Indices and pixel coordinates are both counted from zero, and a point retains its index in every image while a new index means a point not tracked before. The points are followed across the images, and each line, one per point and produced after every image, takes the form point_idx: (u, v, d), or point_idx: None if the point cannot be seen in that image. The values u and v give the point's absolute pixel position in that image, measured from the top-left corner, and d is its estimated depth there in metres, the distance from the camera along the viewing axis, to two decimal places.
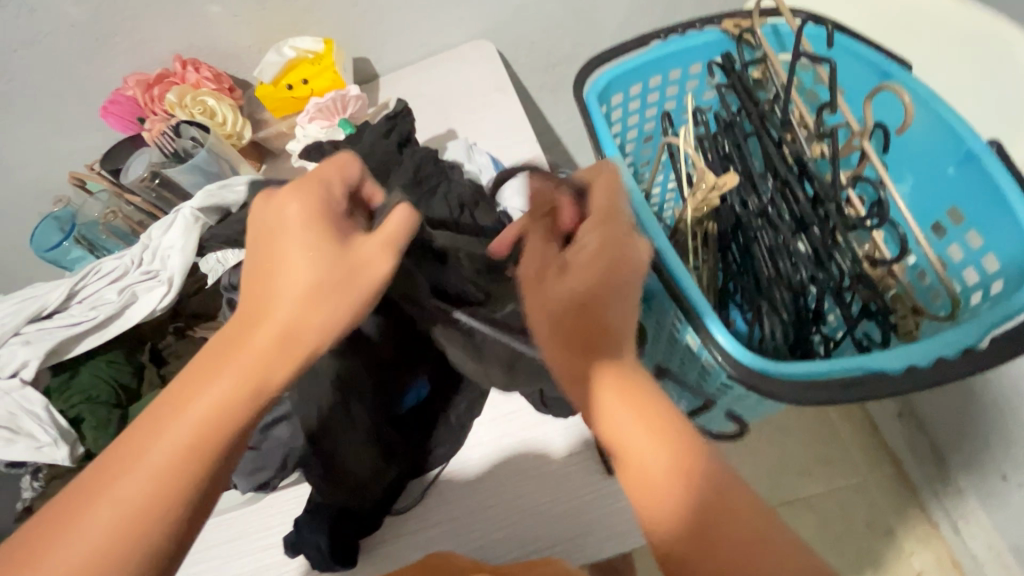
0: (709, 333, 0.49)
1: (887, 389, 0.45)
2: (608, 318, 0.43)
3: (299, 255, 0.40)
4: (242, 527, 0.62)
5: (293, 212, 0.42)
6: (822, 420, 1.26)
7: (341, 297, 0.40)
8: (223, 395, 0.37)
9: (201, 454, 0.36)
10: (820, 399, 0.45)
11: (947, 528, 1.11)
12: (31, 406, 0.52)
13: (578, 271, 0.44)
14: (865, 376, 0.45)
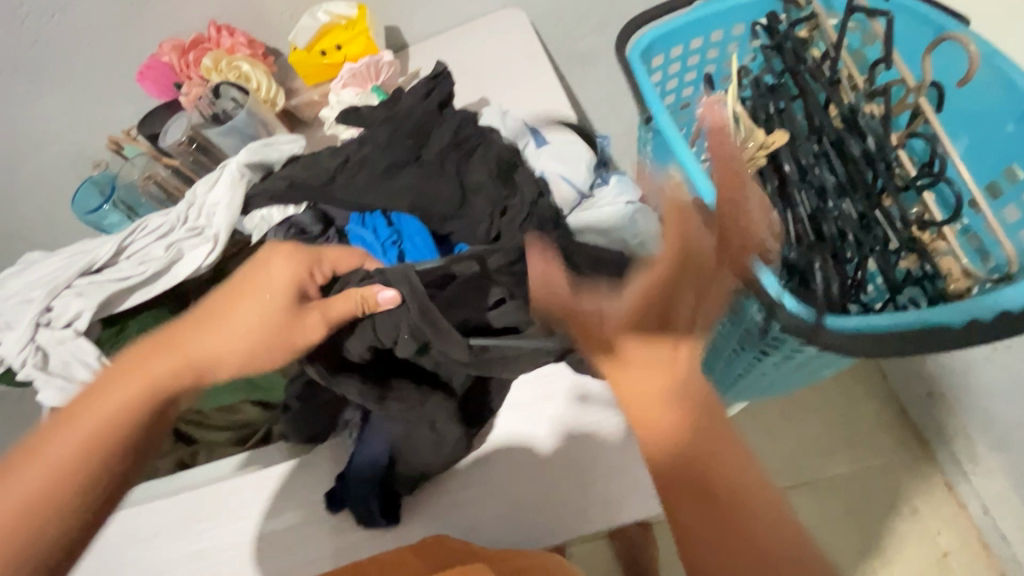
0: (761, 286, 0.50)
1: (942, 341, 0.45)
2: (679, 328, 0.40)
3: (258, 303, 0.48)
4: (206, 509, 0.63)
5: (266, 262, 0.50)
6: (849, 402, 1.24)
7: (282, 345, 0.48)
8: (137, 392, 0.44)
9: (111, 438, 0.43)
10: (871, 350, 0.46)
11: (975, 508, 1.10)
12: (84, 356, 0.53)
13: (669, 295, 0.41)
14: (923, 328, 0.45)
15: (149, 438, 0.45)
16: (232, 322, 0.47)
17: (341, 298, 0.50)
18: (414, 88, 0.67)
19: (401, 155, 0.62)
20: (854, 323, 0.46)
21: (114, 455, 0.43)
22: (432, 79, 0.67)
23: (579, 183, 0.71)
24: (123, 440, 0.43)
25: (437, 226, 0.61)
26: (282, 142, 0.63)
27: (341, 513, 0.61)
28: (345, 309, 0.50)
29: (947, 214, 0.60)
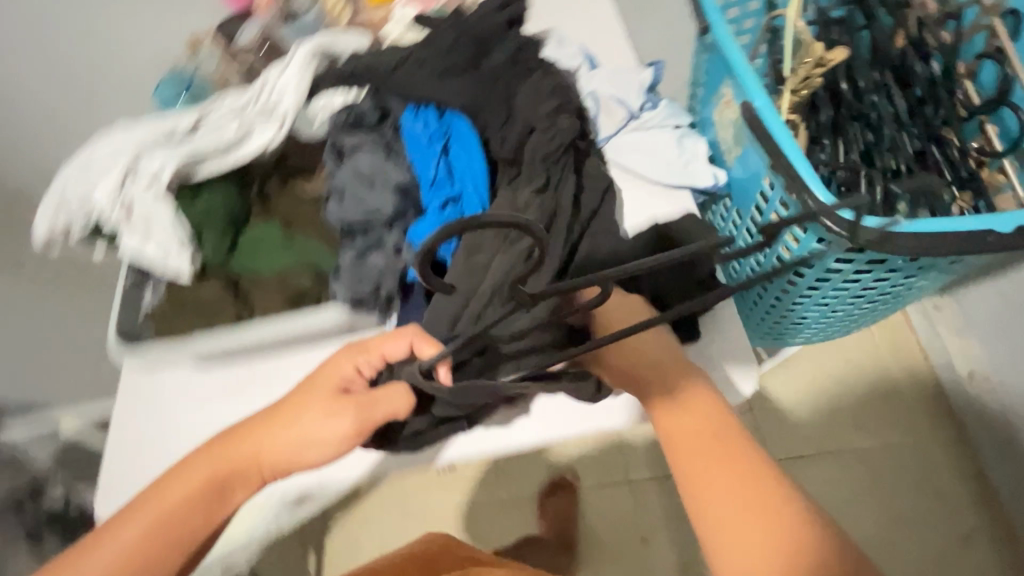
0: (809, 193, 0.50)
1: (977, 248, 0.46)
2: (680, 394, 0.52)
3: (310, 408, 0.53)
4: (240, 382, 0.67)
5: (322, 371, 0.55)
6: (885, 379, 1.21)
7: (323, 450, 0.53)
8: (189, 492, 0.51)
9: (163, 533, 0.50)
10: (908, 249, 0.47)
11: (1005, 493, 1.09)
12: (163, 213, 0.58)
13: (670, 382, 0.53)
14: (960, 235, 0.46)
15: (196, 538, 0.51)
16: (286, 420, 0.54)
17: (385, 396, 0.54)
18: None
19: (460, 62, 0.63)
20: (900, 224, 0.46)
21: (162, 545, 0.50)
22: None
23: (631, 104, 0.71)
24: (179, 531, 0.50)
25: (484, 130, 0.63)
26: (357, 42, 0.68)
27: None
28: (389, 410, 0.54)
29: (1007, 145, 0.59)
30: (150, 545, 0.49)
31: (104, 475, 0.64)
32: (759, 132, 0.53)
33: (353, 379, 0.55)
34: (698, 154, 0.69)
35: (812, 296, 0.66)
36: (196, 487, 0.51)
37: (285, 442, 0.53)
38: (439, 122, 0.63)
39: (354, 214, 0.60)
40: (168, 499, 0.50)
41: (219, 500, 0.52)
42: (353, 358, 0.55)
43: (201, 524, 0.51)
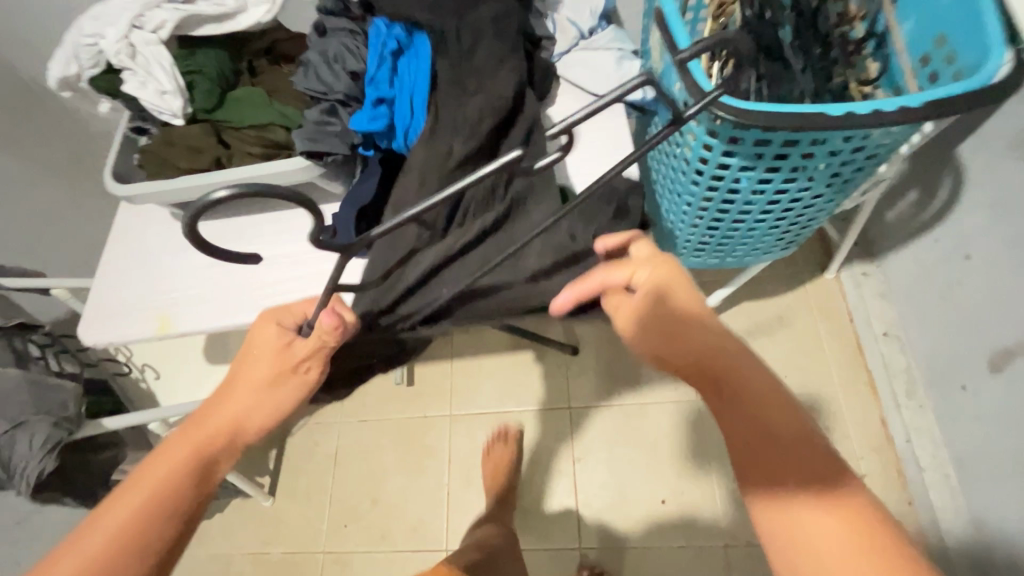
0: (690, 76, 0.59)
1: (820, 123, 0.55)
2: (795, 434, 0.46)
3: (256, 372, 0.57)
4: (223, 233, 0.82)
5: (253, 338, 0.60)
6: (811, 338, 1.33)
7: (284, 401, 0.57)
8: (170, 466, 0.51)
9: (152, 507, 0.48)
10: (761, 123, 0.56)
11: (900, 439, 1.19)
12: (162, 62, 0.69)
13: (776, 413, 0.47)
14: (805, 113, 0.55)
15: (189, 510, 0.51)
16: (232, 393, 0.56)
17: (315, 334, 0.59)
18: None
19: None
20: (751, 103, 0.56)
21: (160, 518, 0.48)
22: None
23: (581, 27, 0.82)
24: (170, 504, 0.49)
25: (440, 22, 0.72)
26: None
27: (324, 259, 0.77)
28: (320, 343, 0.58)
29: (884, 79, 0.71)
30: (148, 514, 0.48)
31: (110, 289, 0.80)
32: (663, 31, 0.63)
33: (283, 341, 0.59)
34: (632, 73, 0.79)
35: (714, 196, 0.76)
36: (161, 482, 0.50)
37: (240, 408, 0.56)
38: (404, 33, 0.71)
39: (314, 85, 0.70)
40: (149, 479, 0.50)
41: (204, 465, 0.52)
42: (270, 329, 0.59)
43: (191, 494, 0.51)
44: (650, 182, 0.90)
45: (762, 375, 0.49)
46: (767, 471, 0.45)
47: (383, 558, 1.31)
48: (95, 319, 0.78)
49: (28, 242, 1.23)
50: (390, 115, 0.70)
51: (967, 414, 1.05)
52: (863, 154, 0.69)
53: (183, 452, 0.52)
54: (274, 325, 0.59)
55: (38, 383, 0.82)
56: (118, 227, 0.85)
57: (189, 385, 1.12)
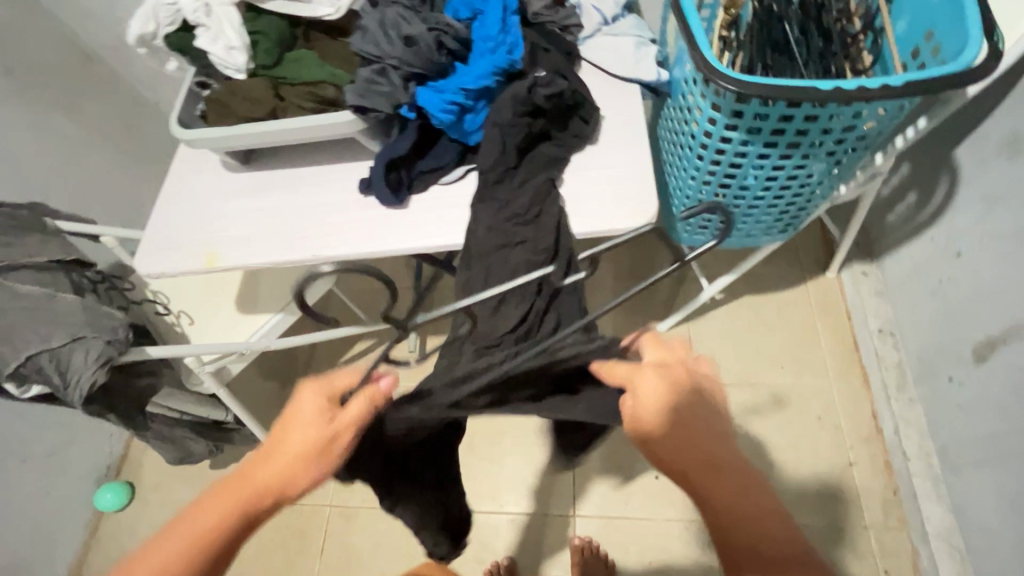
0: (698, 50, 0.66)
1: (811, 95, 0.62)
2: (762, 501, 0.53)
3: (289, 451, 0.53)
4: (268, 181, 0.90)
5: (300, 403, 0.54)
6: (807, 332, 1.38)
7: (310, 483, 0.54)
8: (215, 518, 0.54)
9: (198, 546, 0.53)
10: (760, 92, 0.63)
11: (889, 430, 1.24)
12: (232, 22, 0.78)
13: (744, 482, 0.53)
14: (799, 87, 0.63)
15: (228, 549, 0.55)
16: (268, 462, 0.54)
17: (355, 406, 0.54)
18: (562, 41, 0.87)
19: (512, 135, 0.76)
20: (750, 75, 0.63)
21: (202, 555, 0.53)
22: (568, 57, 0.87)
23: (605, 12, 0.90)
24: (212, 545, 0.54)
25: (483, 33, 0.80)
26: (481, 26, 0.80)
27: (364, 202, 0.85)
28: (358, 414, 0.54)
29: (878, 70, 0.78)
30: (193, 549, 0.53)
31: (163, 225, 0.89)
32: (676, 10, 0.71)
33: (324, 419, 0.54)
34: (649, 55, 0.87)
35: (717, 171, 0.83)
36: (194, 543, 0.53)
37: (271, 480, 0.54)
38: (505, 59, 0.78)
39: (369, 49, 0.77)
40: (197, 523, 0.54)
41: (248, 518, 0.54)
42: (316, 404, 0.54)
43: (229, 538, 0.54)
44: (661, 161, 0.97)
45: (727, 447, 0.54)
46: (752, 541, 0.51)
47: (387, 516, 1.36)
48: (150, 251, 0.87)
49: (79, 195, 1.33)
50: (461, 120, 0.79)
51: (952, 404, 1.10)
52: (857, 137, 0.76)
53: (226, 507, 0.53)
54: (318, 401, 0.54)
55: (92, 309, 0.89)
56: (173, 174, 0.94)
57: (220, 329, 1.18)
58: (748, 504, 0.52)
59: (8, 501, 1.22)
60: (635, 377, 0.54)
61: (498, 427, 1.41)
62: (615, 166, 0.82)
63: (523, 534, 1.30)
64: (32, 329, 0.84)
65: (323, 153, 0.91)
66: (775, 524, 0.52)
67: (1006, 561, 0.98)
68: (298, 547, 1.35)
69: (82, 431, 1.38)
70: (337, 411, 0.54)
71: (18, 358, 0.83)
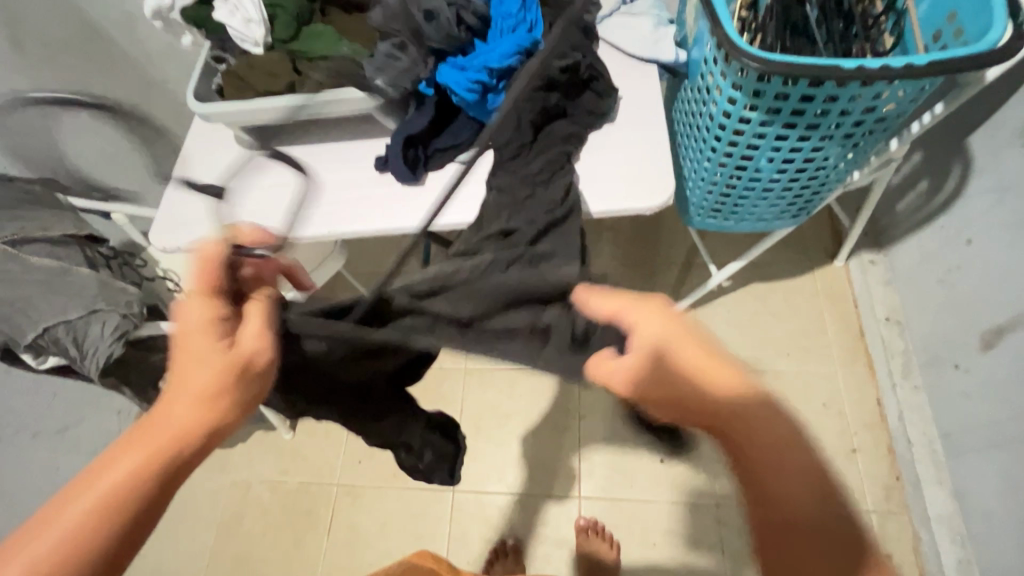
0: (721, 28, 0.66)
1: (835, 73, 0.62)
2: (778, 427, 0.48)
3: (199, 368, 0.53)
4: (282, 158, 0.90)
5: (193, 314, 0.55)
6: (814, 319, 1.39)
7: (238, 392, 0.55)
8: (136, 453, 0.50)
9: (121, 484, 0.48)
10: (783, 70, 0.63)
11: (893, 416, 1.25)
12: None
13: (754, 405, 0.49)
14: (824, 66, 0.63)
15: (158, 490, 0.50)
16: (174, 392, 0.53)
17: (254, 304, 0.58)
18: None
19: (526, 111, 0.74)
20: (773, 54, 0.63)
21: (128, 498, 0.49)
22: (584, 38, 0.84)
23: None
24: (136, 485, 0.49)
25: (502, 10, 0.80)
26: (501, 3, 0.79)
27: (382, 179, 0.85)
28: (259, 311, 0.57)
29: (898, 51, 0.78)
30: (116, 492, 0.48)
31: (177, 200, 0.89)
32: None
33: (221, 324, 0.56)
34: (668, 36, 0.87)
35: (734, 152, 0.83)
36: (109, 499, 0.48)
37: (185, 406, 0.52)
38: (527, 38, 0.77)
39: (390, 22, 0.76)
40: (111, 468, 0.49)
41: (172, 444, 0.51)
42: (204, 313, 0.55)
43: (157, 475, 0.50)
44: (676, 143, 0.97)
45: (740, 375, 0.50)
46: (754, 463, 0.47)
47: (393, 494, 1.37)
48: (165, 227, 0.87)
49: (89, 172, 1.32)
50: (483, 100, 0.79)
51: (959, 392, 1.11)
52: (877, 119, 0.76)
53: (149, 438, 0.51)
54: (205, 310, 0.55)
55: (108, 282, 0.90)
56: (187, 149, 0.94)
57: None
58: (757, 429, 0.48)
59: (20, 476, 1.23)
60: (632, 308, 0.55)
61: (504, 409, 1.41)
62: (634, 147, 0.82)
63: (528, 514, 1.31)
64: (48, 302, 0.84)
65: (339, 132, 0.90)
66: (780, 452, 0.47)
67: (1007, 544, 1.00)
68: (306, 524, 1.37)
69: (92, 409, 1.39)
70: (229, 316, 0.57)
71: (37, 329, 0.84)
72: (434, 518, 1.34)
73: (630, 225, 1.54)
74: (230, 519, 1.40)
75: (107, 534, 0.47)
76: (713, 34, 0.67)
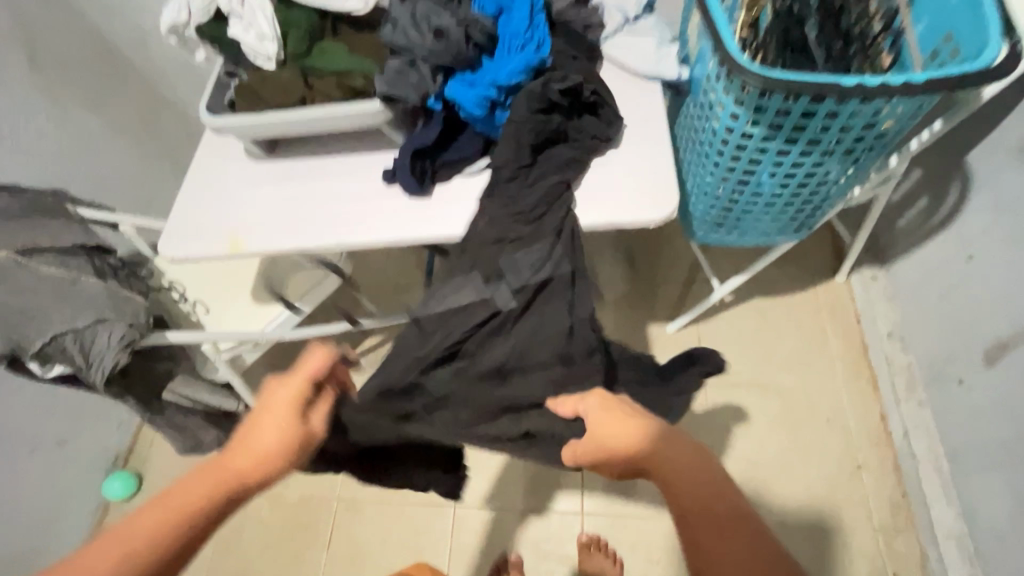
0: (723, 46, 0.68)
1: (836, 89, 0.64)
2: (705, 484, 0.57)
3: (274, 437, 0.61)
4: (291, 170, 0.92)
5: (281, 394, 0.63)
6: (816, 334, 1.39)
7: (292, 463, 0.63)
8: (197, 499, 0.56)
9: (177, 527, 0.54)
10: (785, 87, 0.65)
11: (898, 433, 1.24)
12: (263, 13, 0.79)
13: (686, 467, 0.58)
14: (825, 82, 0.64)
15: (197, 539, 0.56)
16: (244, 449, 0.60)
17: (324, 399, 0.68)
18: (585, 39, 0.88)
19: (525, 133, 0.78)
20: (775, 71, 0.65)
21: (176, 540, 0.54)
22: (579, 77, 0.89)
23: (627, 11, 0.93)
24: (189, 529, 0.55)
25: (510, 27, 0.82)
26: (508, 21, 0.82)
27: (389, 189, 0.86)
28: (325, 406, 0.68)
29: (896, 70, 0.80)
30: (169, 531, 0.54)
31: (186, 211, 0.90)
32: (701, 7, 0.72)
33: (303, 404, 0.64)
34: (670, 54, 0.90)
35: (737, 167, 0.84)
36: (161, 532, 0.53)
37: (249, 465, 0.60)
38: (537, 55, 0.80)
39: (399, 40, 0.78)
40: (175, 509, 0.55)
41: (228, 501, 0.58)
42: (294, 392, 0.64)
43: (205, 525, 0.56)
44: (679, 158, 0.99)
45: (672, 442, 0.61)
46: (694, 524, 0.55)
47: (394, 509, 1.36)
48: (173, 237, 0.88)
49: (98, 185, 1.34)
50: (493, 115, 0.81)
51: (963, 407, 1.10)
52: (877, 134, 0.78)
53: (212, 489, 0.57)
54: (297, 391, 0.64)
55: (115, 292, 0.91)
56: (197, 161, 0.95)
57: (236, 318, 1.19)
58: (691, 494, 0.57)
59: (18, 488, 1.22)
60: (581, 404, 0.69)
61: None
62: (637, 160, 0.83)
63: (530, 530, 1.30)
64: (58, 310, 0.85)
65: (346, 145, 0.92)
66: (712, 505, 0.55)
67: (1016, 563, 0.99)
68: (305, 539, 1.35)
69: (93, 421, 1.38)
70: (311, 398, 0.66)
71: (43, 339, 0.84)
72: (435, 533, 1.32)
73: (632, 241, 1.55)
74: (228, 533, 1.38)
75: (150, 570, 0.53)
76: (716, 51, 0.69)
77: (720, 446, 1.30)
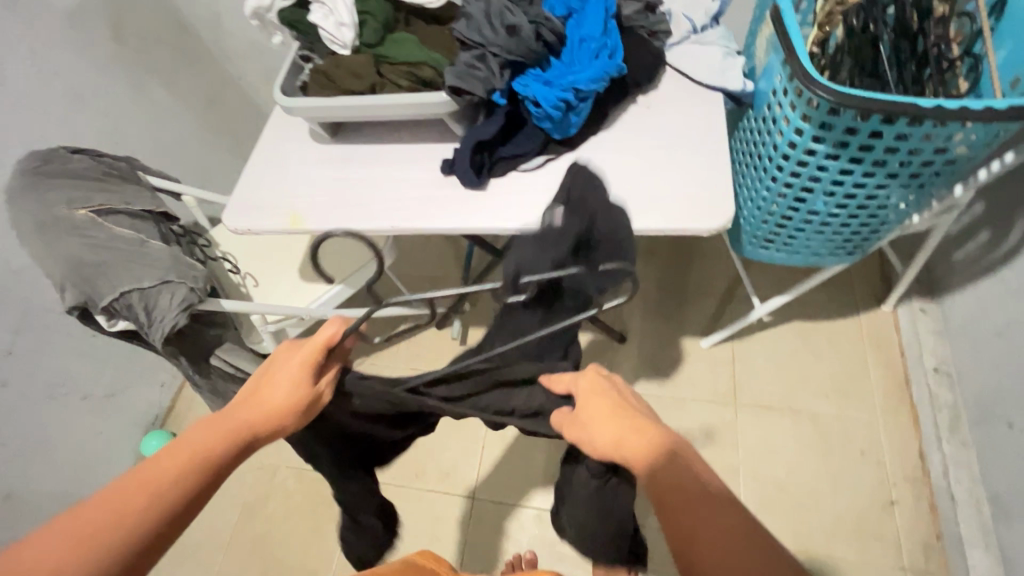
0: (796, 59, 0.68)
1: (912, 109, 0.63)
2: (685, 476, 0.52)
3: (282, 394, 0.60)
4: (354, 153, 0.95)
5: (295, 359, 0.62)
6: (858, 363, 1.35)
7: (295, 423, 0.61)
8: (206, 448, 0.56)
9: (189, 473, 0.55)
10: (857, 103, 0.64)
11: (936, 472, 1.20)
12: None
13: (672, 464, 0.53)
14: (902, 102, 0.63)
15: (201, 493, 0.56)
16: (256, 403, 0.60)
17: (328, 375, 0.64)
18: (649, 47, 0.89)
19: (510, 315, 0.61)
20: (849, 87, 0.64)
21: (188, 486, 0.54)
22: (632, 88, 0.89)
23: (694, 22, 0.95)
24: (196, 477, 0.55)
25: (580, 32, 0.83)
26: (581, 27, 0.84)
27: (448, 179, 0.89)
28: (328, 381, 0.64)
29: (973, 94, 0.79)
30: (179, 478, 0.54)
31: (252, 184, 0.95)
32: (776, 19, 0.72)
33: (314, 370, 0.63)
34: (736, 66, 0.90)
35: (794, 185, 0.83)
36: (178, 474, 0.54)
37: (261, 420, 0.59)
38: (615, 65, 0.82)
39: (474, 36, 0.81)
40: (184, 455, 0.55)
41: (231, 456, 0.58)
42: (306, 359, 0.62)
43: (208, 483, 0.56)
44: (735, 173, 0.98)
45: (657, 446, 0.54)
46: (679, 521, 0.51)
47: (413, 495, 1.38)
48: (237, 209, 0.92)
49: (165, 158, 1.41)
50: (563, 115, 0.83)
51: (1009, 453, 1.06)
52: (948, 161, 0.76)
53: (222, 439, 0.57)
54: (310, 358, 0.61)
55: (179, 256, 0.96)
56: (265, 139, 1.00)
57: (284, 293, 1.23)
58: (673, 491, 0.52)
59: (65, 436, 1.28)
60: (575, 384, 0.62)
61: None
62: (695, 170, 0.83)
63: (546, 530, 1.30)
64: (126, 269, 0.89)
65: (408, 134, 0.95)
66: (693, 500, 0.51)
67: None
68: (326, 514, 1.39)
69: (138, 380, 1.44)
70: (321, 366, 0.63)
71: (113, 293, 0.88)
72: (453, 522, 1.34)
73: (671, 253, 1.54)
74: (253, 501, 1.42)
75: (162, 510, 0.53)
76: (789, 63, 0.69)
77: (747, 465, 1.28)
